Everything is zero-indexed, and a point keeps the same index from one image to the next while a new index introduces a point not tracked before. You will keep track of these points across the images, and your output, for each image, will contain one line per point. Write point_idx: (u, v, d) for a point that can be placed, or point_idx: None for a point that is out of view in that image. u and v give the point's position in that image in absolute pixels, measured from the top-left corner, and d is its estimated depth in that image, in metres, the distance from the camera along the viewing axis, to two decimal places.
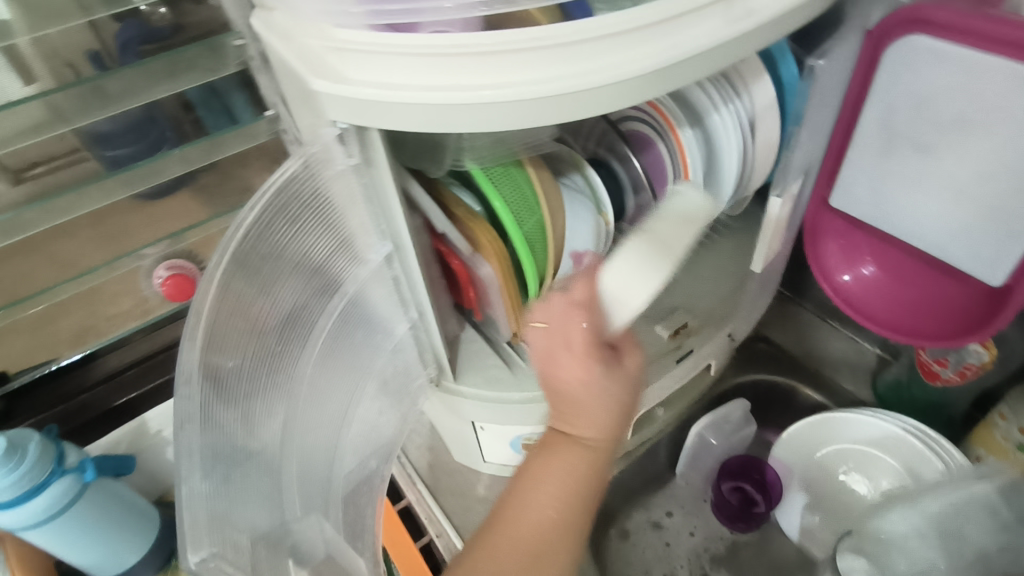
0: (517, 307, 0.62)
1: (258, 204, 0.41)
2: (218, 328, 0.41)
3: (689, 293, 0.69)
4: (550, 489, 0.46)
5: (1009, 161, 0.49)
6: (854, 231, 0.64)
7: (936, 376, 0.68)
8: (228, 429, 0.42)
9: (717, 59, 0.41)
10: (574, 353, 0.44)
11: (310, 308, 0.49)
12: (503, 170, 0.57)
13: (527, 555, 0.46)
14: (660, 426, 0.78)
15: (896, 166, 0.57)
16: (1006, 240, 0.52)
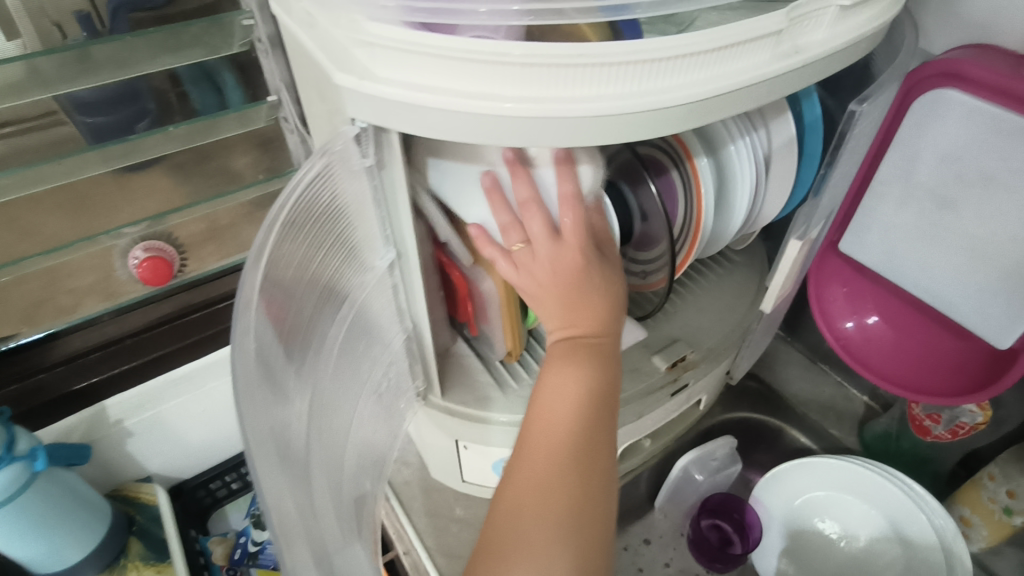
0: (516, 327, 0.60)
1: (286, 206, 0.36)
2: (258, 322, 0.35)
3: (690, 325, 0.67)
4: (572, 382, 0.48)
5: None
6: (860, 279, 0.64)
7: (927, 432, 0.68)
8: (279, 419, 0.36)
9: (760, 94, 0.39)
10: (566, 252, 0.48)
11: (318, 321, 0.43)
12: None
13: (569, 460, 0.46)
14: (645, 457, 0.76)
15: (914, 219, 0.56)
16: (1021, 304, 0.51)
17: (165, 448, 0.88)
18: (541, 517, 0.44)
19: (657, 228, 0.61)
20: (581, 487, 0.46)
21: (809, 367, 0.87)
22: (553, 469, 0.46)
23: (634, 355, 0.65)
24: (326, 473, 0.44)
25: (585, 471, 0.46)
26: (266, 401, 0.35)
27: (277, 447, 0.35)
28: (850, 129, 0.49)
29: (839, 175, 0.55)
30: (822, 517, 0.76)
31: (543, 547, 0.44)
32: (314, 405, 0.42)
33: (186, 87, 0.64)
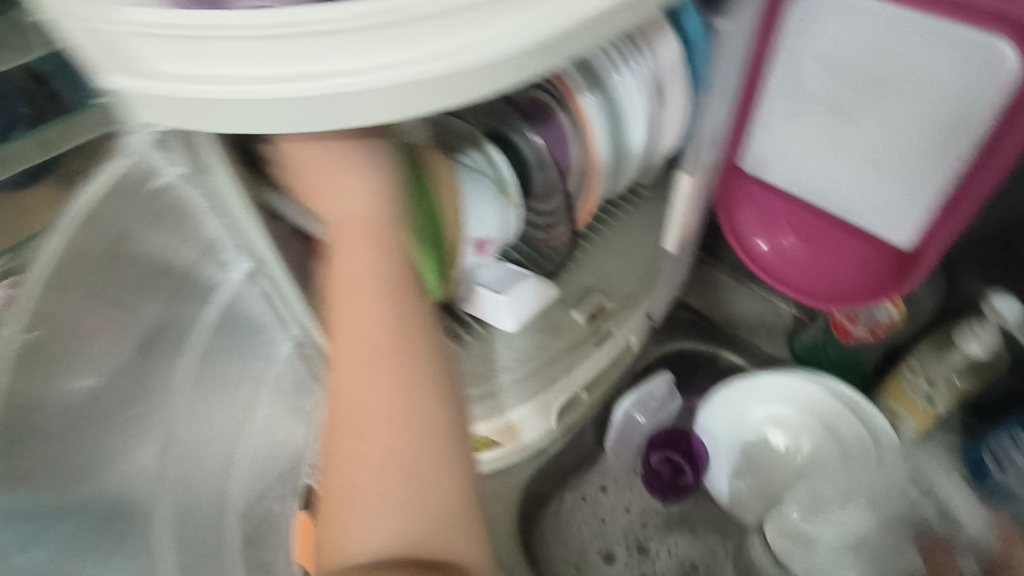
0: None
1: (69, 229, 0.32)
2: (44, 359, 0.31)
3: (602, 271, 0.65)
4: (356, 294, 0.38)
5: (925, 121, 0.47)
6: (770, 199, 0.61)
7: (849, 335, 0.68)
8: (75, 451, 0.34)
9: None
10: (299, 121, 0.38)
11: (177, 312, 0.43)
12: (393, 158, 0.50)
13: (371, 382, 0.37)
14: (586, 408, 0.75)
15: (812, 129, 0.53)
16: (923, 197, 0.51)
17: None
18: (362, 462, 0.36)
19: (551, 179, 0.57)
20: (428, 413, 0.37)
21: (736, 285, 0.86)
22: (381, 400, 0.37)
23: (552, 314, 0.62)
24: (195, 480, 0.44)
25: (398, 387, 0.37)
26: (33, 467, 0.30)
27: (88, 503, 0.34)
28: None
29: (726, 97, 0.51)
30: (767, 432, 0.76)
31: (414, 503, 0.35)
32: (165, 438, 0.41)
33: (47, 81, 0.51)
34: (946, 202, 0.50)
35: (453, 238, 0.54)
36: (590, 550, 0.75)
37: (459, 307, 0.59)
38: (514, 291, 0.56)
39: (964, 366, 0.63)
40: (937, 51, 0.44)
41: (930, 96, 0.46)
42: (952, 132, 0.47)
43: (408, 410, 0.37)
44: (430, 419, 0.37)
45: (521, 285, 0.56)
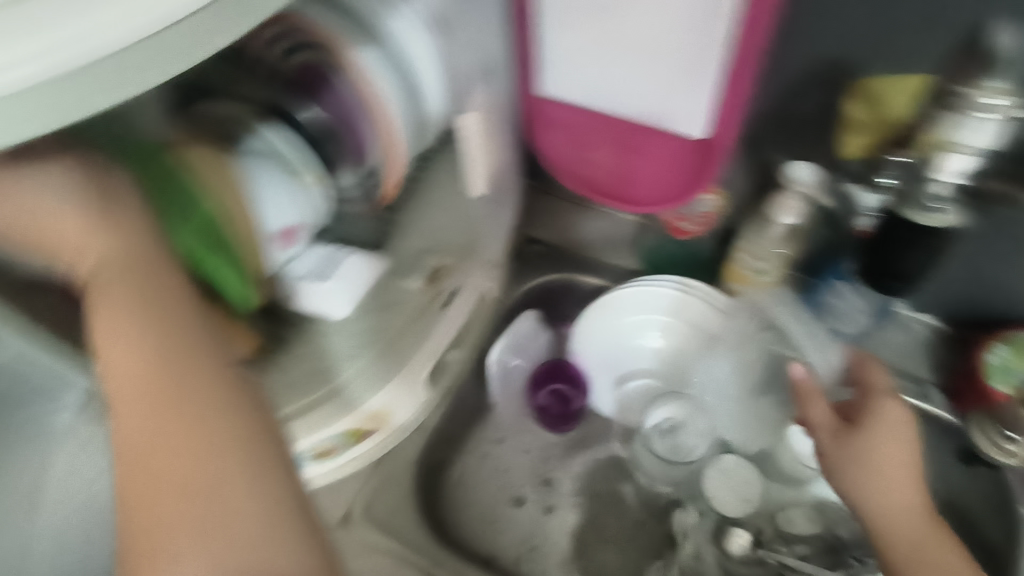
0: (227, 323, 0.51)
1: None
2: None
3: (434, 231, 0.63)
4: (112, 332, 0.37)
5: (681, 15, 0.48)
6: (576, 118, 0.61)
7: (684, 232, 0.71)
8: None
9: None
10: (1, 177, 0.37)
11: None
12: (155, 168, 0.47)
13: (156, 423, 0.35)
14: (459, 369, 0.73)
15: (592, 35, 0.53)
16: (698, 89, 0.52)
17: None
18: (179, 506, 0.34)
19: None
20: (232, 413, 0.36)
21: None
22: (172, 438, 0.35)
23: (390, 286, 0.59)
24: None
25: (190, 418, 0.35)
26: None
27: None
28: None
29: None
30: (640, 340, 0.79)
31: (253, 524, 0.34)
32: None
33: None
34: (717, 93, 0.52)
35: (242, 235, 0.50)
36: (501, 503, 0.75)
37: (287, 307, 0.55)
38: (337, 272, 0.53)
39: (780, 234, 0.66)
40: None
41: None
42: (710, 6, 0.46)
43: (198, 421, 0.35)
44: (237, 416, 0.36)
45: (343, 265, 0.54)
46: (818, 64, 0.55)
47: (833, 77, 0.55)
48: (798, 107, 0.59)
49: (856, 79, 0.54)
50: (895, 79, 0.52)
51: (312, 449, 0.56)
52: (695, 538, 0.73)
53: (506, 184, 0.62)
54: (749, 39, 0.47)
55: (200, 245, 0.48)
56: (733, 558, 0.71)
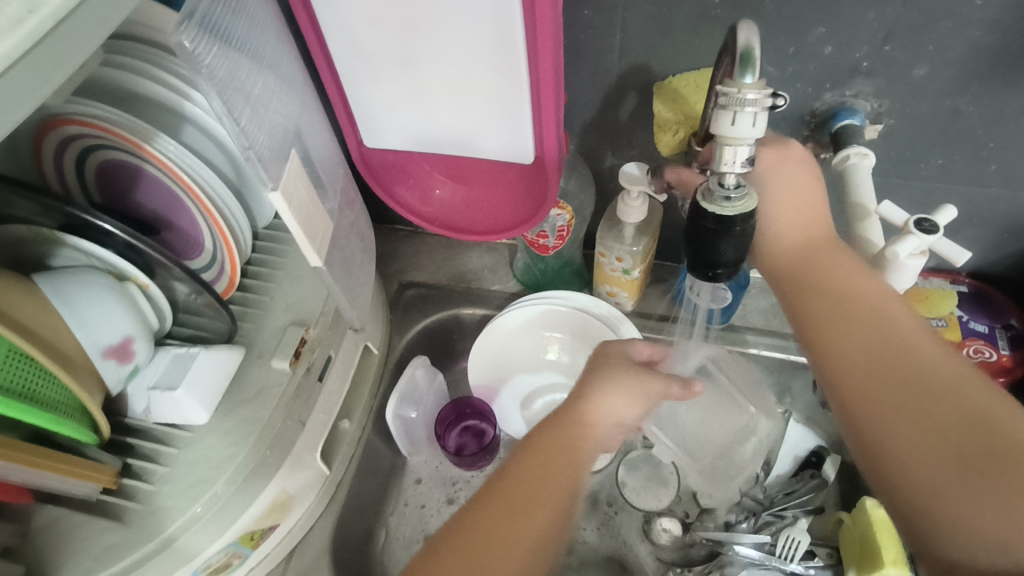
0: (69, 463, 0.46)
1: None
2: None
3: (291, 301, 0.59)
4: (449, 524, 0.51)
5: (471, 49, 0.48)
6: (407, 162, 0.61)
7: (547, 247, 0.73)
8: None
9: (47, 81, 0.27)
10: None
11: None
12: None
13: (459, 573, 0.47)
14: (357, 433, 0.70)
15: (392, 84, 0.53)
16: (513, 116, 0.53)
17: None
18: None
19: (159, 255, 0.48)
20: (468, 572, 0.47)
21: (430, 247, 0.86)
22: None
23: (252, 373, 0.56)
24: None
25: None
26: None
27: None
28: (225, 60, 0.39)
29: (280, 80, 0.46)
30: (537, 357, 0.80)
31: None
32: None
33: None
34: (535, 116, 0.52)
35: (48, 379, 0.44)
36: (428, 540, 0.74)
37: (147, 422, 0.53)
38: (187, 377, 0.51)
39: (632, 234, 0.69)
40: None
41: (462, 31, 0.47)
42: (498, 41, 0.47)
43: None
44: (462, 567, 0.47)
45: (194, 367, 0.52)
46: (620, 73, 0.58)
47: (638, 82, 0.58)
48: (616, 113, 0.61)
49: (657, 80, 0.57)
50: (689, 76, 0.56)
51: (206, 565, 0.52)
52: (625, 535, 0.74)
53: (354, 241, 0.60)
54: (543, 66, 0.47)
55: (24, 378, 0.43)
56: (666, 548, 0.72)
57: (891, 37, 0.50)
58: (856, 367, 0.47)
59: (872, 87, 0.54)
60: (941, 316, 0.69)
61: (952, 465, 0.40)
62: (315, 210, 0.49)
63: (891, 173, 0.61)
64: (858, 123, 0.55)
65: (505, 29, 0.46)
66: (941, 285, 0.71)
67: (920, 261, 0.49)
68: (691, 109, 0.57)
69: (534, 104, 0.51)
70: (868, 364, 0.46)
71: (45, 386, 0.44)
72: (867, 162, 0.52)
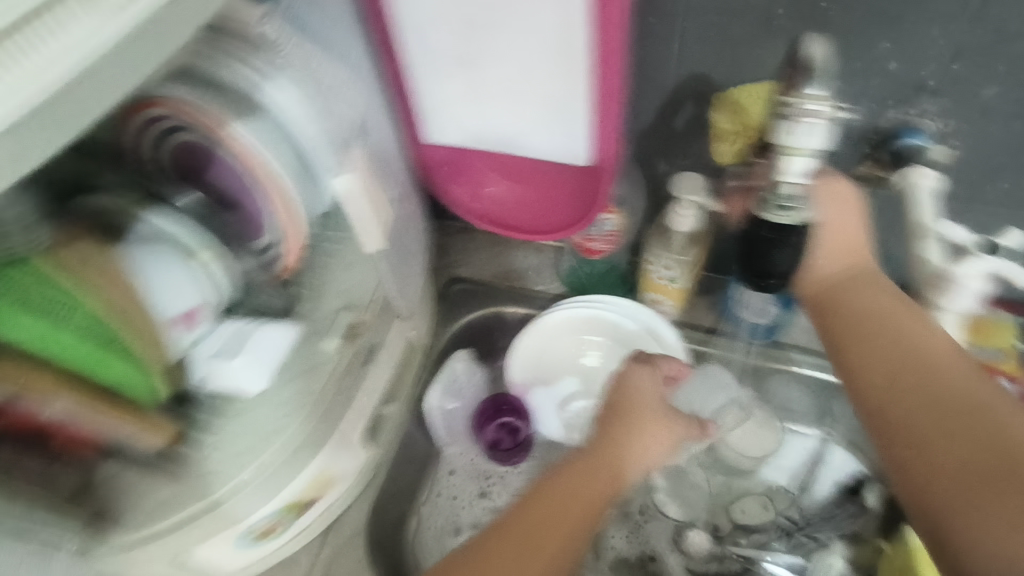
0: (135, 416, 0.49)
1: None
2: None
3: (346, 287, 0.62)
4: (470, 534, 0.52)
5: (535, 47, 0.49)
6: (463, 157, 0.62)
7: (595, 251, 0.73)
8: None
9: (141, 67, 0.30)
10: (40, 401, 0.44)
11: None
12: (18, 281, 0.42)
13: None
14: (396, 420, 0.71)
15: (457, 80, 0.54)
16: (571, 116, 0.54)
17: None
18: None
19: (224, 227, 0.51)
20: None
21: (475, 243, 0.88)
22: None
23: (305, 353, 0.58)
24: None
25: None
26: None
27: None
28: None
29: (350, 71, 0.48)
30: (574, 359, 0.80)
31: None
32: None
33: None
34: (592, 117, 0.53)
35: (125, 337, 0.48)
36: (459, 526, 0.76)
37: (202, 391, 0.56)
38: (247, 347, 0.55)
39: (681, 242, 0.69)
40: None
41: (528, 30, 0.48)
42: (556, 42, 0.48)
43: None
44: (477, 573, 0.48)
45: (255, 338, 0.55)
46: (679, 81, 0.58)
47: (695, 91, 0.58)
48: (672, 121, 0.62)
49: (715, 90, 0.58)
50: (750, 87, 0.55)
51: (253, 525, 0.56)
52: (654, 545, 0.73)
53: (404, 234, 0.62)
54: (603, 70, 0.48)
55: None
56: (696, 559, 0.70)
57: (962, 56, 0.49)
58: (887, 402, 0.46)
59: (938, 107, 0.52)
60: (1000, 348, 0.67)
61: (974, 501, 0.40)
62: (376, 198, 0.52)
63: (955, 195, 0.59)
64: (922, 142, 0.54)
65: (566, 32, 0.47)
66: (1004, 315, 0.69)
67: (978, 283, 0.52)
68: (752, 120, 0.56)
69: (592, 106, 0.52)
70: (901, 393, 0.46)
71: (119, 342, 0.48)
72: (931, 183, 0.50)
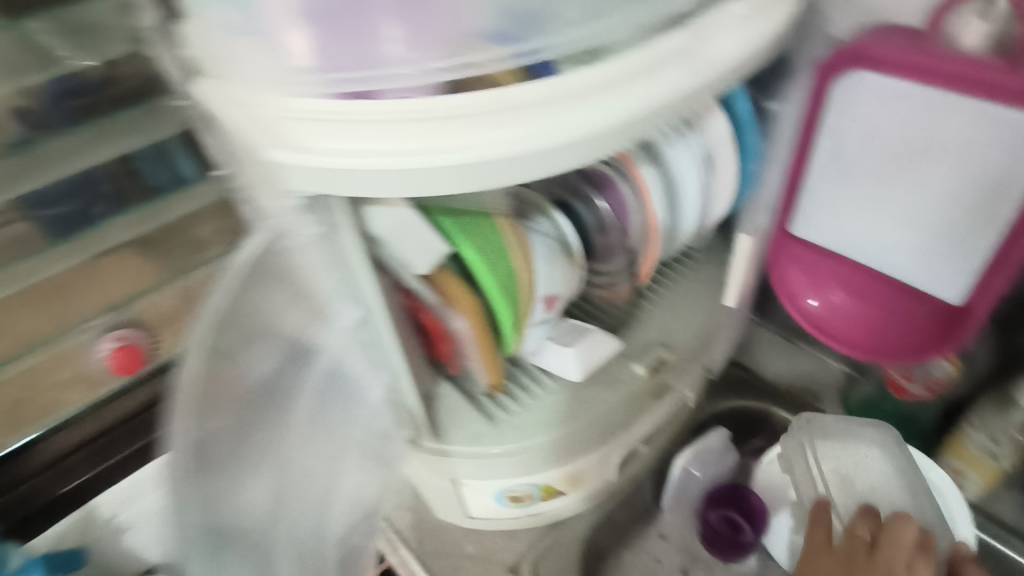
0: (494, 357, 0.60)
1: None
2: None
3: (664, 327, 0.70)
4: None
5: (954, 185, 0.54)
6: (817, 260, 0.66)
7: (905, 391, 0.71)
8: None
9: (681, 110, 0.39)
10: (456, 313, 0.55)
11: (292, 374, 0.56)
12: (471, 219, 0.54)
13: None
14: (643, 463, 0.77)
15: (859, 192, 0.60)
16: (962, 256, 0.57)
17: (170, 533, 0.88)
18: None
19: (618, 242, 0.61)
20: None
21: (785, 346, 0.87)
22: None
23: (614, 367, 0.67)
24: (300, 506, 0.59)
25: None
26: (204, 480, 0.55)
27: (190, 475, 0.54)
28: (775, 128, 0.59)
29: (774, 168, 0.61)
30: None
31: None
32: (281, 467, 0.59)
33: None
34: (988, 260, 0.55)
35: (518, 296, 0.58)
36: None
37: (527, 359, 0.67)
38: (579, 343, 0.65)
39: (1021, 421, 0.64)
40: (965, 124, 0.51)
41: (967, 163, 0.53)
42: (906, 215, 0.58)
43: None
44: None
45: (590, 339, 0.65)
46: None
47: None
48: None
49: None
50: None
51: (511, 488, 0.66)
52: None
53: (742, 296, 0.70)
54: None
55: (509, 287, 0.56)
56: None
57: None
58: None
59: None
60: None
61: None
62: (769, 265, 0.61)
63: None
64: None
65: (980, 168, 0.52)
66: None
67: None
68: None
69: (998, 250, 0.54)
70: None
71: (515, 297, 0.57)
72: None
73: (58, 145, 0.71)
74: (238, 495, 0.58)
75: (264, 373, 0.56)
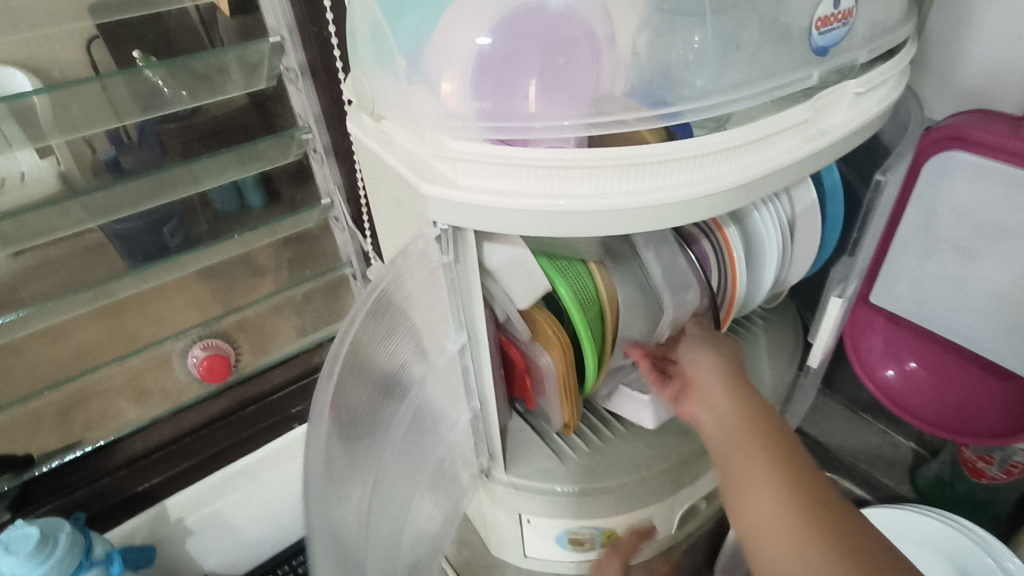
0: (574, 399, 0.62)
1: (361, 312, 0.43)
2: (341, 386, 0.43)
3: None
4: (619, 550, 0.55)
5: None
6: (895, 329, 0.69)
7: (983, 474, 0.70)
8: (334, 493, 0.43)
9: (794, 174, 0.42)
10: (547, 352, 0.58)
11: (383, 413, 0.49)
12: (568, 263, 0.57)
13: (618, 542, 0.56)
14: (702, 519, 0.77)
15: (941, 268, 0.62)
16: None
17: (223, 543, 0.89)
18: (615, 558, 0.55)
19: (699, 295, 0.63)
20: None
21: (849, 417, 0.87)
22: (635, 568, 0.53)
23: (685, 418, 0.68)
24: (375, 553, 0.51)
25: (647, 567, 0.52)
26: (328, 504, 0.42)
27: (336, 548, 0.42)
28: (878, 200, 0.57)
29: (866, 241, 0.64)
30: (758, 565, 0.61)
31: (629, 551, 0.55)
32: (374, 495, 0.50)
33: (246, 161, 0.70)
34: None
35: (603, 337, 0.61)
36: None
37: (602, 403, 0.70)
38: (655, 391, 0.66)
39: None
40: None
41: None
42: (993, 297, 0.59)
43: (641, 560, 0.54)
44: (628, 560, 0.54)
45: None
46: None
47: None
48: None
49: None
50: None
51: (574, 530, 0.67)
52: None
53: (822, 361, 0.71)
54: None
55: (596, 328, 0.59)
56: None
57: None
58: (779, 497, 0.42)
59: None
60: None
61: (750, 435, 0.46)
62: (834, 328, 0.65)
63: None
64: None
65: None
66: None
67: None
68: None
69: None
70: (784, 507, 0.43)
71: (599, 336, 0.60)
72: None
73: (135, 186, 0.63)
74: (343, 509, 0.45)
75: (368, 400, 0.47)
